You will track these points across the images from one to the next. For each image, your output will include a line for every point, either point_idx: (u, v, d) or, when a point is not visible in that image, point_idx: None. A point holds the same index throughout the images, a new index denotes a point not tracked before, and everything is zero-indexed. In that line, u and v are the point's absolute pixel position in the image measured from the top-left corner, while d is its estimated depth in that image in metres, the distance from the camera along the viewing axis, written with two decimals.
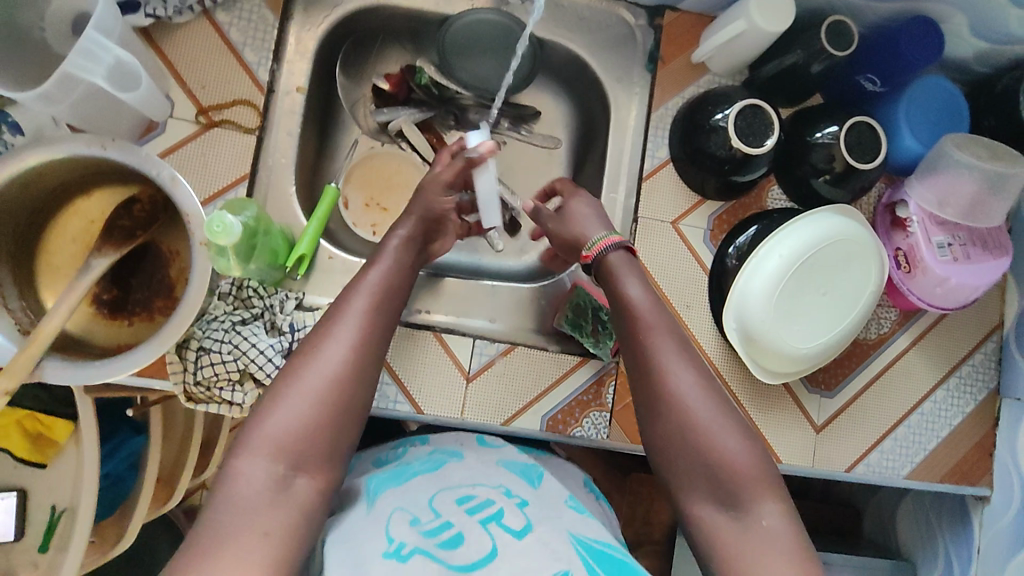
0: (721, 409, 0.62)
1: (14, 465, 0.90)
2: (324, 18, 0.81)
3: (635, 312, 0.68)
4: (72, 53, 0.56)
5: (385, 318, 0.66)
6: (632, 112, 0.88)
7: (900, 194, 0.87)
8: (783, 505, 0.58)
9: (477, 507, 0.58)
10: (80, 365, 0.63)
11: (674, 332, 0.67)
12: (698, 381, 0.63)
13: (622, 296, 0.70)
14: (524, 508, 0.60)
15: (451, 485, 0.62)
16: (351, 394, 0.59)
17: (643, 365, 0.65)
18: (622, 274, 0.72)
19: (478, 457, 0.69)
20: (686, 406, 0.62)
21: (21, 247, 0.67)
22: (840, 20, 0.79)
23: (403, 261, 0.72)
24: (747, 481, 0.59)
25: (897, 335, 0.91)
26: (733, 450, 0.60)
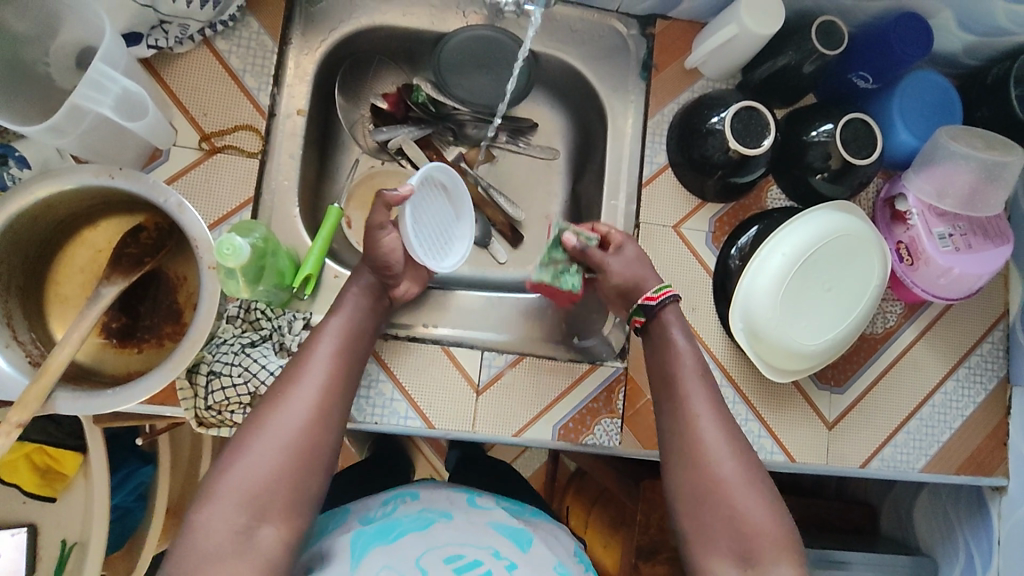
0: (745, 463, 0.64)
1: (25, 500, 0.90)
2: (322, 42, 0.82)
3: (674, 369, 0.71)
4: (80, 85, 0.57)
5: (344, 380, 0.65)
6: (629, 120, 0.90)
7: (899, 188, 0.88)
8: (795, 562, 0.60)
9: (464, 568, 0.60)
10: (92, 394, 0.63)
11: (710, 387, 0.69)
12: (726, 434, 0.66)
13: (667, 346, 0.72)
14: (513, 572, 0.61)
15: (439, 547, 0.62)
16: (316, 448, 0.60)
17: (678, 422, 0.67)
18: (669, 330, 0.74)
19: (468, 518, 0.66)
20: (711, 465, 0.64)
21: (30, 279, 0.67)
22: (829, 20, 0.80)
23: (370, 311, 0.72)
24: (767, 537, 0.61)
25: (903, 328, 0.92)
26: (755, 509, 0.62)
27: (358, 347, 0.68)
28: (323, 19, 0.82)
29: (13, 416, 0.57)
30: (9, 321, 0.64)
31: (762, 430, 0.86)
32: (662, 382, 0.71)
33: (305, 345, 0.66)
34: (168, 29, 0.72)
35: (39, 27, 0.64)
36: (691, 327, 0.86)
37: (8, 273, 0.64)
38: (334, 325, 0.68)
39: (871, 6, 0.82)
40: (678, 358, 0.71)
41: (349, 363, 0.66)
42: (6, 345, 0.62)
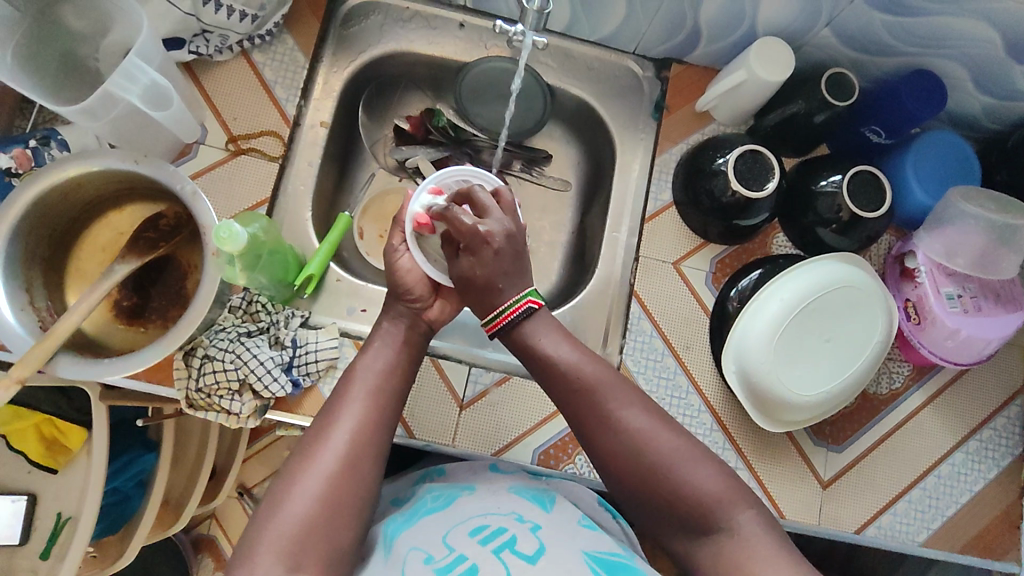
0: (678, 438, 0.64)
1: (28, 469, 0.94)
2: (350, 62, 0.88)
3: (568, 376, 0.67)
4: (112, 74, 0.62)
5: (383, 406, 0.66)
6: (638, 157, 0.92)
7: (909, 245, 0.86)
8: (755, 510, 0.62)
9: (489, 537, 0.60)
10: (91, 362, 0.66)
11: (612, 381, 0.67)
12: (648, 415, 0.65)
13: (548, 352, 0.69)
14: (537, 530, 0.62)
15: (465, 519, 0.64)
16: (349, 491, 0.61)
17: (592, 411, 0.66)
18: (541, 330, 0.70)
19: (489, 488, 0.70)
20: (644, 447, 0.64)
21: (56, 252, 0.73)
22: (840, 73, 0.82)
23: (405, 354, 0.71)
24: (716, 502, 0.61)
25: (910, 391, 0.88)
26: (699, 480, 0.62)
27: (391, 388, 0.68)
28: (355, 41, 0.88)
29: (14, 371, 0.61)
30: (29, 287, 0.69)
31: (752, 481, 0.82)
32: (561, 390, 0.68)
33: (340, 388, 0.66)
34: (210, 38, 0.79)
35: (93, 27, 0.72)
36: (684, 366, 0.85)
37: (35, 242, 0.69)
38: (368, 370, 0.68)
39: (886, 62, 0.83)
40: (572, 363, 0.68)
41: (382, 406, 0.66)
42: (21, 307, 0.67)
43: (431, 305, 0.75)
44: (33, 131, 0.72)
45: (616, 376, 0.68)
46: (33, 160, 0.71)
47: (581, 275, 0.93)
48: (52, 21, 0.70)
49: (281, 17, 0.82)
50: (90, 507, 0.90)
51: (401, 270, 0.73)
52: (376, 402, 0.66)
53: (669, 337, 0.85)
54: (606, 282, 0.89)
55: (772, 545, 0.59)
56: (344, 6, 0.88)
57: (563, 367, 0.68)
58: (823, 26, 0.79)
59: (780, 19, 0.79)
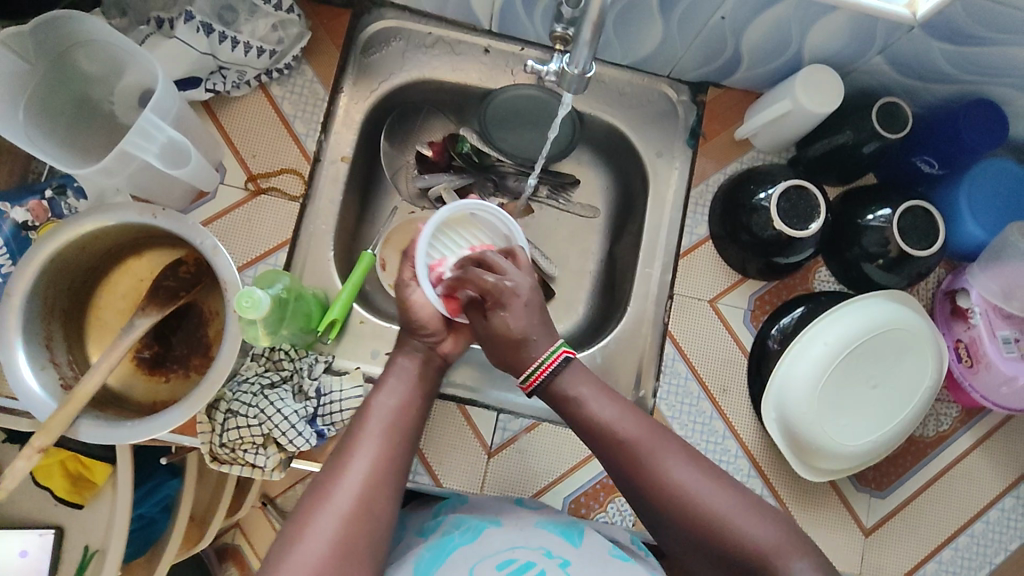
0: (729, 491, 0.60)
1: (53, 503, 0.93)
2: (372, 91, 0.84)
3: (607, 435, 0.63)
4: (129, 133, 0.61)
5: (397, 446, 0.62)
6: (672, 187, 0.87)
7: (961, 282, 0.81)
8: (812, 558, 0.56)
9: (517, 570, 0.58)
10: (113, 424, 0.65)
11: (654, 433, 0.63)
12: (696, 468, 0.61)
13: (586, 413, 0.64)
14: (567, 567, 0.60)
15: (492, 552, 0.61)
16: (360, 534, 0.57)
17: (641, 476, 0.61)
18: (579, 385, 0.66)
19: (516, 521, 0.66)
20: (689, 501, 0.59)
21: (75, 302, 0.71)
22: (893, 102, 0.76)
23: (421, 390, 0.68)
24: (773, 553, 0.56)
25: (958, 433, 0.84)
26: (756, 529, 0.58)
27: (409, 424, 0.65)
28: (376, 69, 0.84)
29: (35, 441, 0.61)
30: (49, 343, 0.67)
31: None
32: (602, 449, 0.64)
33: (356, 423, 0.63)
34: (226, 74, 0.76)
35: (106, 70, 0.70)
36: (720, 410, 0.81)
37: (53, 296, 0.68)
38: (383, 403, 0.65)
39: (940, 89, 0.77)
40: (609, 420, 0.63)
41: (398, 442, 0.63)
42: (42, 367, 0.65)
43: (444, 339, 0.72)
44: (48, 180, 0.70)
45: (659, 430, 0.63)
46: (49, 211, 0.70)
47: (611, 309, 0.90)
48: (66, 67, 0.68)
49: (299, 49, 0.79)
50: (116, 544, 0.89)
51: (414, 306, 0.71)
52: (394, 437, 0.63)
53: (704, 379, 0.82)
54: (639, 320, 0.85)
55: None
56: (365, 32, 0.84)
57: (602, 424, 0.64)
58: (877, 52, 0.74)
59: (828, 45, 0.74)
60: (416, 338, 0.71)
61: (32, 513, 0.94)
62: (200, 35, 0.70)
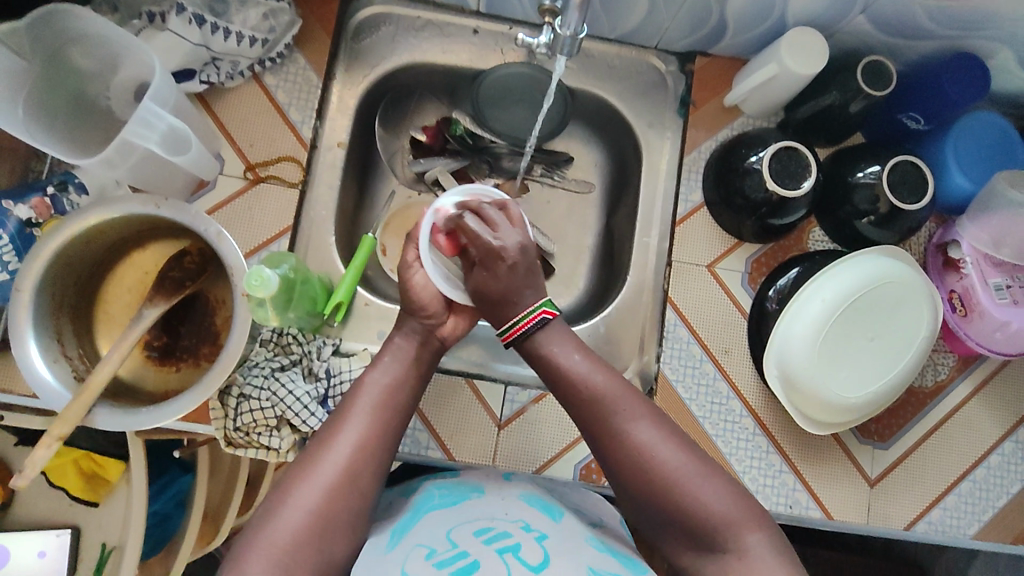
0: (688, 453, 0.60)
1: (69, 503, 0.94)
2: (364, 77, 0.85)
3: (579, 389, 0.64)
4: (130, 122, 0.62)
5: (388, 425, 0.64)
6: (664, 156, 0.89)
7: (951, 235, 0.83)
8: (767, 532, 0.57)
9: (493, 539, 0.59)
10: (128, 412, 0.66)
11: (621, 389, 0.64)
12: (658, 429, 0.62)
13: (557, 365, 0.66)
14: (543, 540, 0.59)
15: (468, 518, 0.62)
16: (343, 508, 0.59)
17: (603, 425, 0.62)
18: (566, 353, 0.66)
19: (501, 493, 0.68)
20: (649, 460, 0.60)
21: (83, 297, 0.72)
22: (878, 60, 0.78)
23: (416, 369, 0.69)
24: (725, 522, 0.57)
25: (956, 382, 0.86)
26: (708, 495, 0.58)
27: (399, 403, 0.66)
28: (367, 55, 0.85)
29: (53, 430, 0.61)
30: (59, 337, 0.68)
31: (797, 483, 0.81)
32: (573, 400, 0.65)
33: (347, 400, 0.65)
34: (220, 65, 0.77)
35: (101, 64, 0.71)
36: (723, 371, 0.83)
37: (61, 292, 0.69)
38: (374, 383, 0.66)
39: (921, 46, 0.79)
40: (581, 376, 0.65)
41: (389, 421, 0.64)
42: (54, 360, 0.66)
43: (444, 321, 0.73)
44: (49, 177, 0.71)
45: (627, 388, 0.64)
46: (52, 208, 0.70)
47: (611, 280, 0.91)
48: (61, 63, 0.68)
49: (291, 37, 0.80)
50: (134, 539, 0.90)
51: (417, 290, 0.71)
52: (383, 416, 0.64)
53: (706, 342, 0.84)
54: (639, 289, 0.87)
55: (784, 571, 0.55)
56: (354, 19, 0.85)
57: (574, 380, 0.65)
58: (859, 13, 0.76)
59: (812, 6, 0.76)
60: (414, 318, 0.72)
61: (48, 514, 0.94)
62: (192, 26, 0.72)
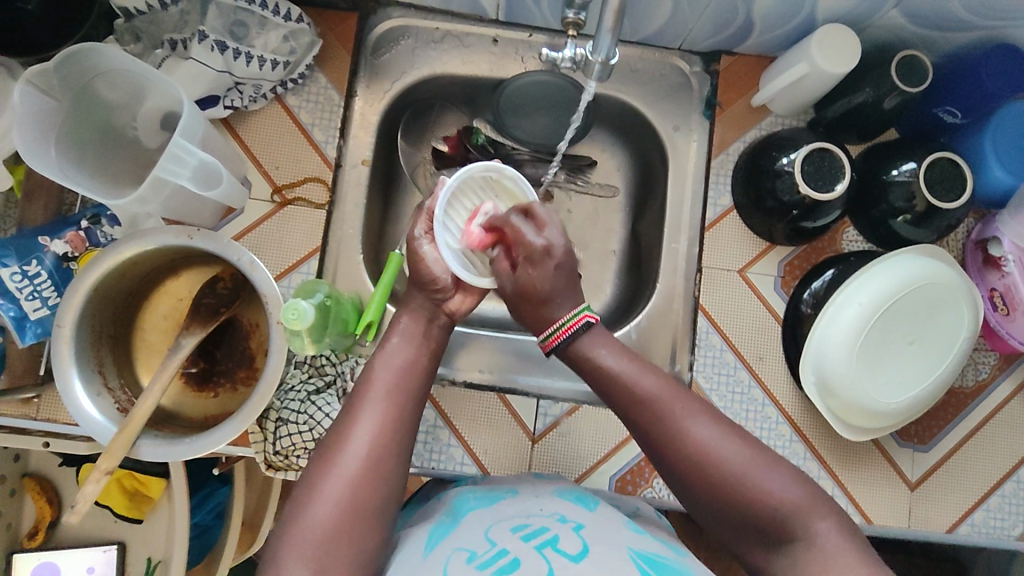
0: (746, 448, 0.58)
1: (114, 520, 0.95)
2: (385, 92, 0.84)
3: (628, 388, 0.63)
4: (162, 160, 0.63)
5: (408, 410, 0.62)
6: (691, 160, 0.87)
7: (991, 230, 0.81)
8: (835, 516, 0.55)
9: (531, 534, 0.57)
10: (172, 442, 0.67)
11: (664, 389, 0.62)
12: (712, 424, 0.60)
13: (602, 368, 0.64)
14: (580, 530, 0.58)
15: (506, 517, 0.61)
16: (373, 495, 0.57)
17: (655, 428, 0.61)
18: (597, 351, 0.65)
19: (533, 491, 0.66)
20: (708, 459, 0.58)
21: (122, 328, 0.73)
22: (912, 55, 0.75)
23: (423, 346, 0.68)
24: (792, 510, 0.55)
25: (998, 381, 0.84)
26: (771, 486, 0.56)
27: (414, 385, 0.64)
28: (388, 69, 0.85)
29: (101, 465, 0.63)
30: (101, 369, 0.69)
31: (836, 488, 0.81)
32: (618, 402, 0.64)
33: (360, 388, 0.63)
34: (243, 90, 0.77)
35: (127, 97, 0.71)
36: (757, 378, 0.82)
37: (100, 323, 0.70)
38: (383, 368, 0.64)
39: (959, 37, 0.77)
40: (630, 375, 0.63)
41: (402, 403, 0.62)
42: (98, 394, 0.68)
43: (451, 297, 0.72)
44: (83, 211, 0.73)
45: (677, 387, 0.62)
46: (87, 241, 0.72)
47: (640, 287, 0.90)
48: (89, 97, 0.69)
49: (312, 57, 0.80)
50: (178, 554, 0.91)
51: (425, 261, 0.70)
52: (394, 402, 0.62)
53: (741, 350, 0.83)
54: (669, 296, 0.86)
55: (854, 551, 0.53)
56: (373, 33, 0.84)
57: (623, 379, 0.63)
58: (893, 6, 0.73)
59: (843, 3, 0.73)
60: (423, 294, 0.71)
61: (93, 531, 0.95)
62: (215, 53, 0.72)
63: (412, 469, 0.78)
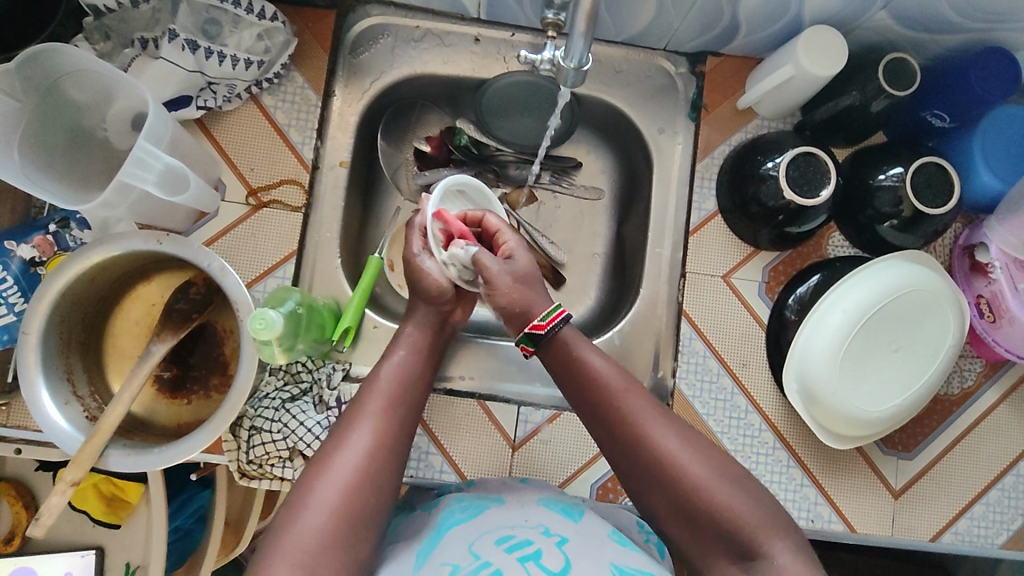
0: (709, 461, 0.59)
1: (90, 525, 0.93)
2: (364, 92, 0.83)
3: (603, 395, 0.63)
4: (127, 165, 0.61)
5: (409, 420, 0.63)
6: (676, 162, 0.86)
7: (979, 236, 0.80)
8: (792, 541, 0.56)
9: (514, 547, 0.56)
10: (142, 452, 0.66)
11: (643, 399, 0.63)
12: (681, 436, 0.61)
13: (585, 374, 0.64)
14: (564, 545, 0.57)
15: (489, 529, 0.60)
16: (366, 502, 0.57)
17: (628, 436, 0.61)
18: (575, 355, 0.65)
19: (518, 500, 0.65)
20: (673, 469, 0.59)
21: (92, 335, 0.72)
22: (899, 58, 0.74)
23: (424, 360, 0.69)
24: (754, 526, 0.56)
25: (983, 388, 0.83)
26: (735, 503, 0.57)
27: (414, 394, 0.65)
28: (366, 69, 0.83)
29: (67, 476, 0.61)
30: (70, 377, 0.68)
31: (820, 497, 0.80)
32: (591, 402, 0.64)
33: (361, 394, 0.63)
34: (216, 90, 0.75)
35: (96, 96, 0.69)
36: (741, 385, 0.81)
37: (68, 330, 0.68)
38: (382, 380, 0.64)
39: (947, 40, 0.76)
40: (607, 381, 0.64)
41: (403, 414, 0.63)
42: (65, 402, 0.66)
43: (454, 309, 0.73)
44: (52, 214, 0.71)
45: (649, 398, 0.63)
46: (55, 245, 0.71)
47: (624, 291, 0.89)
48: (55, 97, 0.67)
49: (287, 57, 0.78)
50: (156, 559, 0.90)
51: (428, 275, 0.69)
52: (393, 414, 0.62)
53: (725, 356, 0.81)
54: (652, 302, 0.85)
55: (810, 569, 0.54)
56: (351, 32, 0.82)
57: (602, 385, 0.63)
58: (881, 8, 0.72)
59: (829, 5, 0.72)
60: (429, 307, 0.71)
61: (70, 536, 0.93)
62: (185, 52, 0.70)
63: None
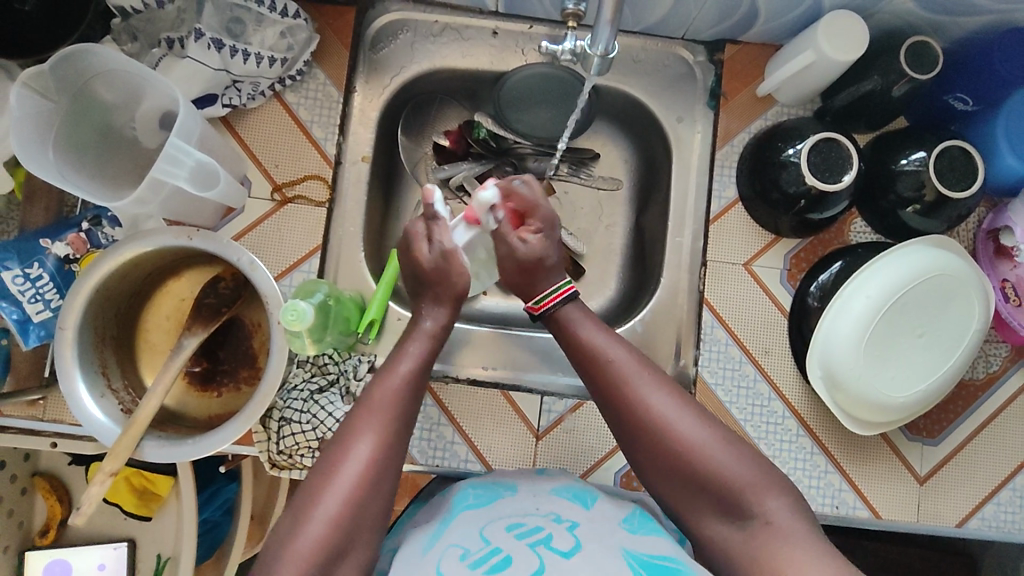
0: (704, 421, 0.60)
1: (123, 517, 0.95)
2: (385, 87, 0.84)
3: (596, 359, 0.63)
4: (158, 162, 0.62)
5: (406, 421, 0.61)
6: (695, 151, 0.86)
7: (1003, 220, 0.79)
8: (788, 496, 0.57)
9: (525, 532, 0.57)
10: (175, 443, 0.67)
11: (637, 358, 0.63)
12: (674, 397, 0.61)
13: (576, 337, 0.65)
14: (574, 529, 0.58)
15: (500, 517, 0.60)
16: (369, 509, 0.56)
17: (619, 399, 0.61)
18: (569, 324, 0.66)
19: (533, 490, 0.65)
20: (666, 432, 0.59)
21: (125, 330, 0.73)
22: (922, 41, 0.74)
23: (432, 353, 0.67)
24: (749, 488, 0.57)
25: (1008, 373, 0.83)
26: (731, 465, 0.57)
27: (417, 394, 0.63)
28: (387, 64, 0.84)
29: (105, 467, 0.63)
30: (105, 370, 0.70)
31: (843, 483, 0.80)
32: (586, 364, 0.64)
33: (369, 388, 0.62)
34: (241, 87, 0.76)
35: (125, 96, 0.70)
36: (763, 372, 0.81)
37: (103, 325, 0.70)
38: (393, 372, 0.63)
39: (969, 22, 0.75)
40: (599, 343, 0.64)
41: (409, 412, 0.61)
42: (101, 395, 0.68)
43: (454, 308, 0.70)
44: (84, 212, 0.73)
45: (641, 362, 0.63)
46: (89, 242, 0.72)
47: (644, 280, 0.89)
48: (86, 98, 0.68)
49: (309, 54, 0.79)
50: (188, 549, 0.92)
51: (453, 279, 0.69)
52: (398, 404, 0.61)
53: (747, 344, 0.82)
54: (673, 291, 0.85)
55: (809, 533, 0.54)
56: (372, 28, 0.84)
57: (593, 350, 0.64)
58: None
59: None
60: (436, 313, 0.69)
61: (104, 528, 0.96)
62: (211, 52, 0.70)
63: (416, 466, 0.78)
